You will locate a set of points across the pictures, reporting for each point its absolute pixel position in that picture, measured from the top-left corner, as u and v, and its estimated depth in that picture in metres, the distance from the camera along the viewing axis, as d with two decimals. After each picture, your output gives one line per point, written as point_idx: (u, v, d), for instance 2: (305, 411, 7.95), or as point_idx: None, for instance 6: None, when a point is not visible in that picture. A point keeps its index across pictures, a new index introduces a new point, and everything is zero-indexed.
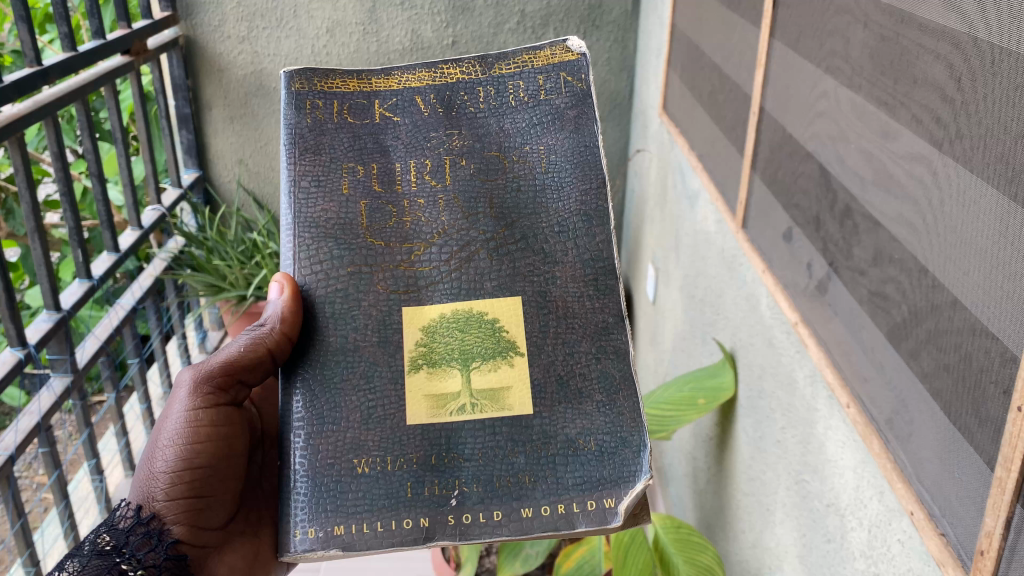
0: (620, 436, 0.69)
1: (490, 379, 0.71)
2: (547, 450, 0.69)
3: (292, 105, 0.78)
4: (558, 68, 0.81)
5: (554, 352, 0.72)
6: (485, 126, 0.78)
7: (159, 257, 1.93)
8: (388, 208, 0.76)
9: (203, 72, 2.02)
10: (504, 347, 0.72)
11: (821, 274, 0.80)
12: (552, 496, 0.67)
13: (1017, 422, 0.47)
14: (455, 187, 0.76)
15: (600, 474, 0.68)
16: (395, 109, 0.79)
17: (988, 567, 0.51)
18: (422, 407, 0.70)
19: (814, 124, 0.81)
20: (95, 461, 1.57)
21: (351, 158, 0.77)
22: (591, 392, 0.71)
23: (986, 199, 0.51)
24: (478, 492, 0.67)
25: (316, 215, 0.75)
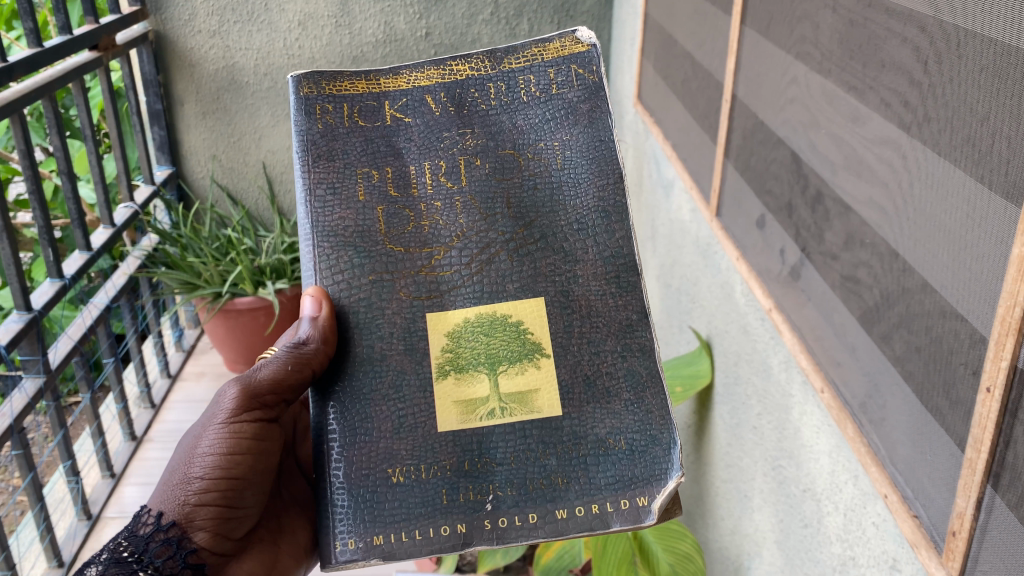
0: (650, 434, 0.68)
1: (518, 385, 0.69)
2: (578, 451, 0.67)
3: (301, 110, 0.75)
4: (568, 61, 0.78)
5: (579, 352, 0.70)
6: (497, 123, 0.76)
7: (132, 255, 1.92)
8: (405, 212, 0.73)
9: (174, 67, 1.99)
10: (530, 349, 0.70)
11: (794, 260, 0.80)
12: (587, 496, 0.66)
13: (987, 403, 0.48)
14: (471, 188, 0.74)
15: (632, 473, 0.67)
16: (406, 109, 0.77)
17: (959, 548, 0.51)
18: (452, 414, 0.69)
19: (785, 110, 0.81)
20: (70, 462, 1.55)
21: (364, 162, 0.75)
22: (620, 391, 0.69)
23: (953, 182, 0.51)
24: (512, 496, 0.66)
25: (332, 223, 0.72)
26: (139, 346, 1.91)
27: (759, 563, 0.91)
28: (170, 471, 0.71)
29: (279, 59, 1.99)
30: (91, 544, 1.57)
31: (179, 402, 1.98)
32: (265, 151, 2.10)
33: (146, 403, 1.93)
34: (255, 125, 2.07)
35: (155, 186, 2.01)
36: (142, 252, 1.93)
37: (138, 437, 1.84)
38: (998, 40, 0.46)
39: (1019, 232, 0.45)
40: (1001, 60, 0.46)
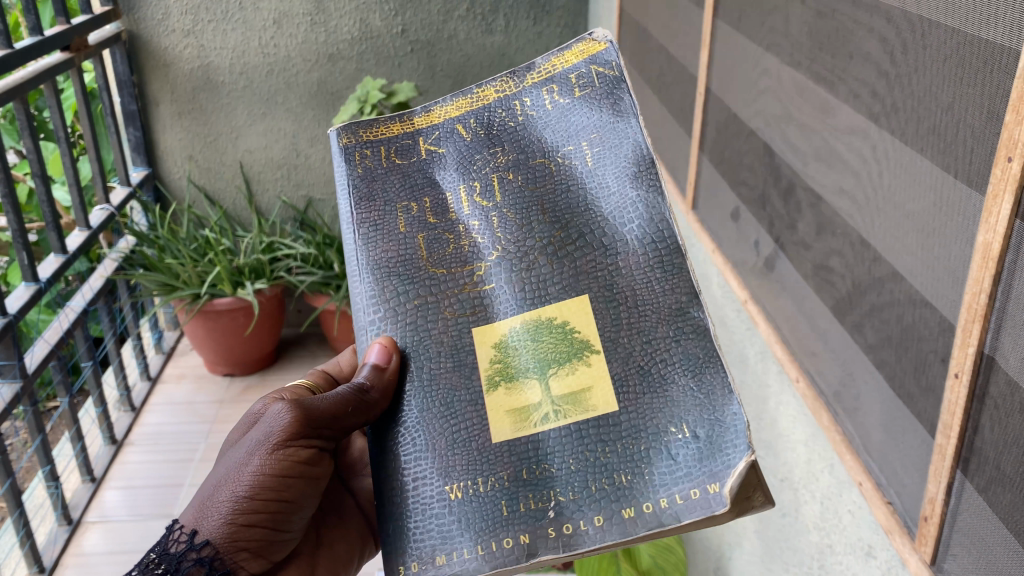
0: (712, 412, 0.47)
1: (563, 384, 0.51)
2: (636, 445, 0.48)
3: (338, 162, 0.61)
4: (588, 62, 0.58)
5: (631, 345, 0.51)
6: (524, 137, 0.58)
7: (109, 258, 1.90)
8: (446, 237, 0.57)
9: (149, 68, 1.97)
10: (576, 341, 0.52)
11: (768, 251, 0.81)
12: (643, 487, 0.47)
13: (955, 389, 0.48)
14: (504, 204, 0.56)
15: (699, 457, 0.46)
16: (439, 141, 0.60)
17: (931, 533, 0.52)
18: (505, 423, 0.51)
19: (758, 102, 0.82)
20: (49, 468, 1.54)
21: (403, 197, 0.59)
22: (675, 375, 0.49)
23: (919, 171, 0.52)
24: (574, 500, 0.48)
25: (373, 263, 0.57)
26: (118, 348, 1.90)
27: (739, 554, 0.91)
28: (211, 482, 0.60)
29: (255, 58, 1.98)
30: (71, 550, 1.55)
31: (160, 404, 1.97)
32: (241, 151, 2.09)
33: (126, 405, 1.92)
34: (231, 125, 2.05)
35: (130, 187, 1.99)
36: (120, 254, 1.91)
37: (118, 441, 1.83)
38: (960, 30, 0.47)
39: (983, 220, 0.45)
40: (964, 49, 0.47)
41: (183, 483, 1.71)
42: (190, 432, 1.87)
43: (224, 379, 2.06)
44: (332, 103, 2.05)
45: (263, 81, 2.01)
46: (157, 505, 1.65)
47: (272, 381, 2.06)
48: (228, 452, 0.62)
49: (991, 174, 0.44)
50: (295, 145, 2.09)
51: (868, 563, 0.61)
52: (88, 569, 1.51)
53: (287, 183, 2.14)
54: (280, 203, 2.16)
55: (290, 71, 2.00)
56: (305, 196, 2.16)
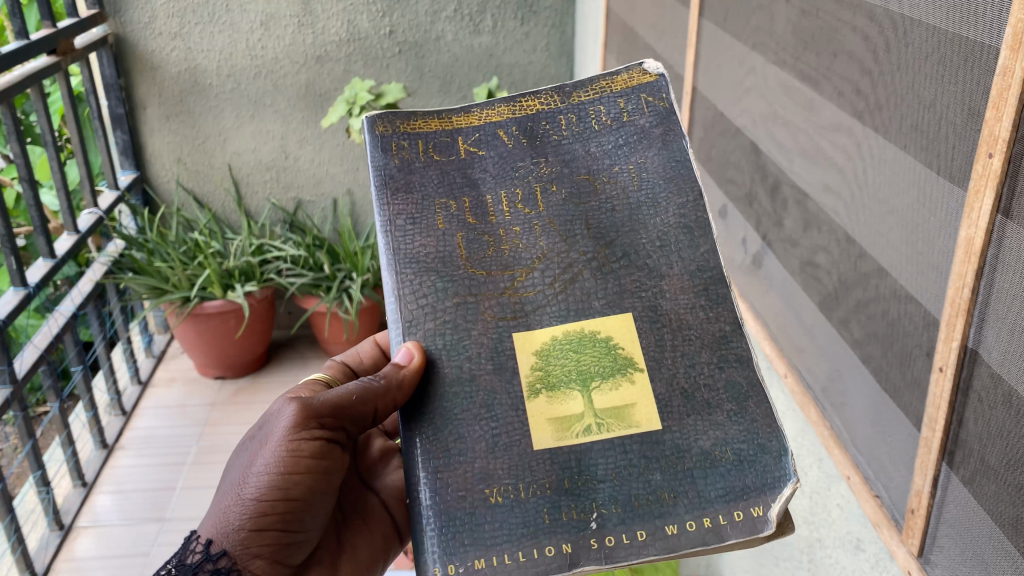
0: (758, 442, 0.50)
1: (611, 402, 0.52)
2: (682, 465, 0.50)
3: (374, 150, 0.60)
4: (636, 92, 0.62)
5: (673, 366, 0.53)
6: (569, 151, 0.60)
7: (98, 261, 1.90)
8: (485, 238, 0.57)
9: (135, 70, 1.97)
10: (622, 362, 0.53)
11: (755, 249, 0.81)
12: (693, 505, 0.49)
13: (940, 383, 0.49)
14: (550, 214, 0.58)
15: (742, 483, 0.49)
16: (479, 142, 0.61)
17: (918, 525, 0.52)
18: (546, 432, 0.52)
19: (744, 101, 0.82)
20: (40, 473, 1.53)
21: (442, 193, 0.59)
22: (720, 402, 0.51)
23: (902, 167, 0.52)
24: (619, 513, 0.49)
25: (412, 254, 0.56)
26: (107, 353, 1.89)
27: (730, 549, 0.92)
28: (223, 491, 0.59)
29: (242, 60, 1.98)
30: (63, 555, 1.55)
31: (151, 407, 1.97)
32: (230, 153, 2.08)
33: (117, 409, 1.91)
34: (219, 127, 2.05)
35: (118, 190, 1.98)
36: (109, 258, 1.90)
37: (109, 445, 1.82)
38: (940, 28, 0.48)
39: (965, 215, 0.46)
40: (944, 46, 0.47)
41: (175, 487, 1.71)
42: (182, 435, 1.86)
43: (215, 381, 2.05)
44: (321, 104, 2.05)
45: (251, 83, 2.00)
46: (149, 509, 1.65)
47: (264, 383, 2.06)
48: (239, 455, 0.62)
49: (972, 170, 0.45)
50: (284, 147, 2.09)
51: (857, 556, 0.62)
52: None
53: (277, 185, 2.14)
54: (269, 205, 2.15)
55: (278, 73, 2.00)
56: (294, 198, 2.16)
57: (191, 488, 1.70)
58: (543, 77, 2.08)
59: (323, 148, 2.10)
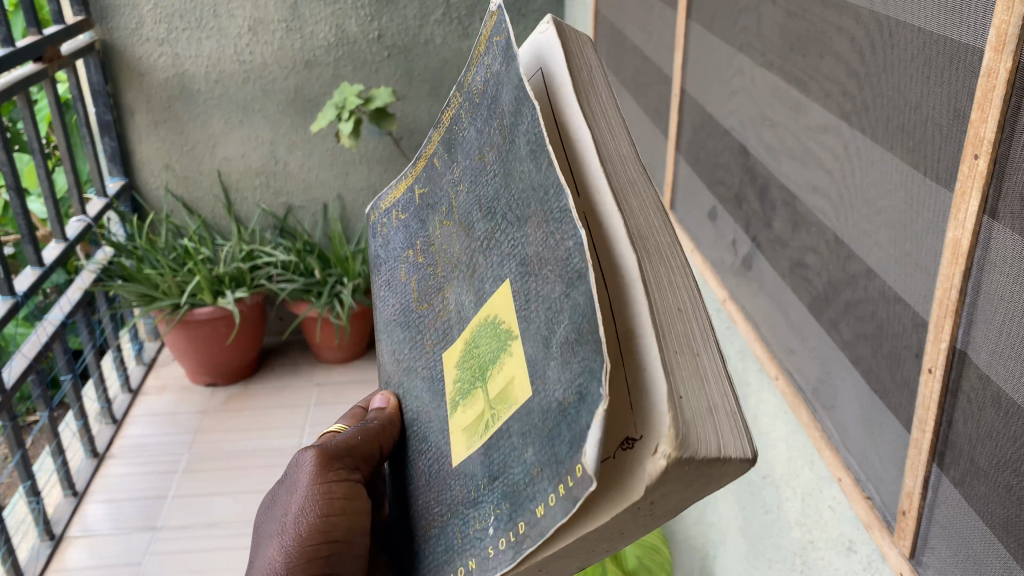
0: (587, 361, 0.29)
1: (499, 385, 0.38)
2: (545, 427, 0.32)
3: (371, 237, 0.60)
4: (490, 41, 0.43)
5: (536, 313, 0.35)
6: (461, 140, 0.46)
7: (87, 269, 1.88)
8: (428, 273, 0.50)
9: (123, 77, 1.96)
10: (503, 334, 0.38)
11: (745, 250, 0.81)
12: (543, 481, 0.31)
13: (929, 384, 0.49)
14: (456, 223, 0.45)
15: (576, 429, 0.29)
16: (419, 179, 0.52)
17: (909, 526, 0.52)
18: (462, 443, 0.41)
19: (732, 102, 0.82)
20: (31, 483, 1.52)
21: (405, 246, 0.54)
22: (566, 335, 0.31)
23: (890, 169, 0.52)
24: (494, 515, 0.35)
25: (393, 320, 0.55)
26: (97, 361, 1.88)
27: (723, 552, 0.92)
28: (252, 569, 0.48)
29: (231, 65, 1.97)
30: (55, 565, 1.54)
31: (142, 416, 1.95)
32: (219, 159, 2.08)
33: (108, 418, 1.90)
34: (208, 133, 2.04)
35: (107, 197, 1.98)
36: (98, 266, 1.89)
37: (99, 454, 1.81)
38: (925, 29, 0.48)
39: (952, 216, 0.45)
40: (930, 47, 0.47)
41: (168, 495, 1.70)
42: (173, 444, 1.85)
43: (206, 388, 2.05)
44: (310, 110, 2.04)
45: (239, 89, 2.00)
46: (142, 518, 1.64)
47: (255, 389, 2.05)
48: (261, 523, 0.52)
49: (958, 171, 0.45)
50: (273, 152, 2.09)
51: (850, 558, 0.62)
52: None
53: (266, 190, 2.13)
54: (259, 211, 2.15)
55: (266, 78, 1.99)
56: (284, 204, 2.15)
57: (183, 497, 1.70)
58: None
59: (312, 153, 2.10)
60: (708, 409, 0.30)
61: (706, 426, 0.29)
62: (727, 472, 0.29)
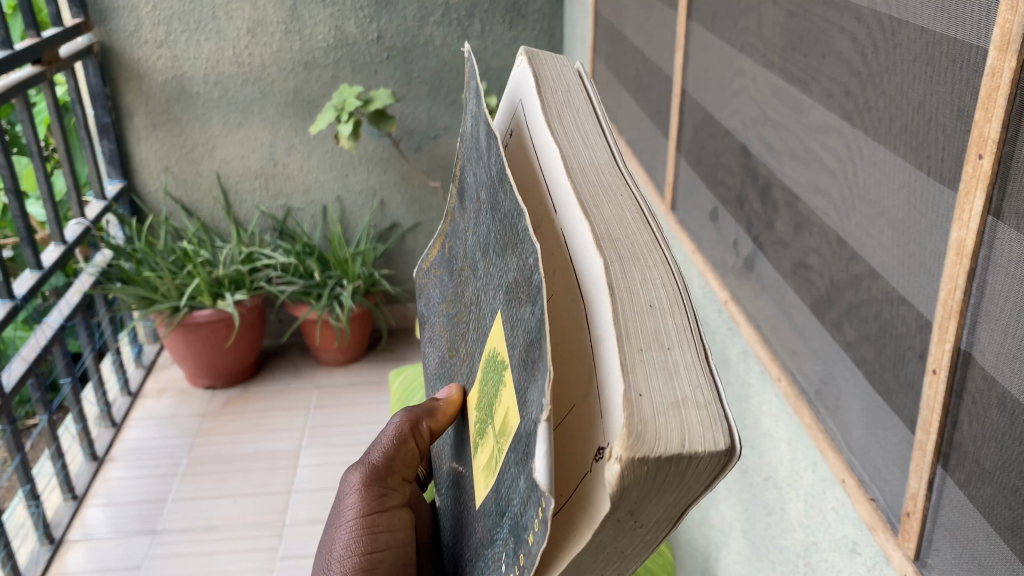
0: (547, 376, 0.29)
1: (499, 417, 0.37)
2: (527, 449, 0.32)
3: (423, 311, 0.64)
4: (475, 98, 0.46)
5: (515, 337, 0.35)
6: (465, 192, 0.48)
7: (86, 272, 1.88)
8: (455, 324, 0.51)
9: (122, 79, 1.96)
10: (498, 365, 0.38)
11: (746, 251, 0.81)
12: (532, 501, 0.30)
13: (934, 385, 0.48)
14: (466, 267, 0.47)
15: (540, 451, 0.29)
16: (447, 238, 0.55)
17: (914, 528, 0.52)
18: (482, 480, 0.41)
19: (733, 102, 0.82)
20: (30, 486, 1.52)
21: (444, 307, 0.56)
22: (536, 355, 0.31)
23: (893, 169, 0.52)
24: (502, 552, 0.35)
25: (440, 378, 0.57)
26: (96, 364, 1.88)
27: (726, 553, 0.92)
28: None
29: (229, 67, 1.97)
30: (54, 569, 1.53)
31: (141, 419, 1.95)
32: (218, 161, 2.07)
33: (106, 421, 1.90)
34: (207, 135, 2.04)
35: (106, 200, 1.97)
36: (97, 268, 1.88)
37: (99, 457, 1.81)
38: (927, 29, 0.47)
39: (956, 216, 0.45)
40: (933, 47, 0.47)
41: (168, 498, 1.70)
42: (173, 447, 1.85)
43: (205, 391, 2.05)
44: (309, 111, 2.04)
45: (238, 90, 2.00)
46: (142, 521, 1.64)
47: (255, 392, 2.05)
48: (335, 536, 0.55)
49: (962, 171, 0.45)
50: (272, 154, 2.08)
51: (853, 560, 0.62)
52: None
53: (265, 192, 2.13)
54: (259, 213, 2.15)
55: (265, 79, 1.99)
56: (283, 205, 2.15)
57: (183, 500, 1.69)
58: None
59: (312, 155, 2.09)
60: (672, 404, 0.28)
61: (670, 425, 0.28)
62: (696, 468, 0.27)
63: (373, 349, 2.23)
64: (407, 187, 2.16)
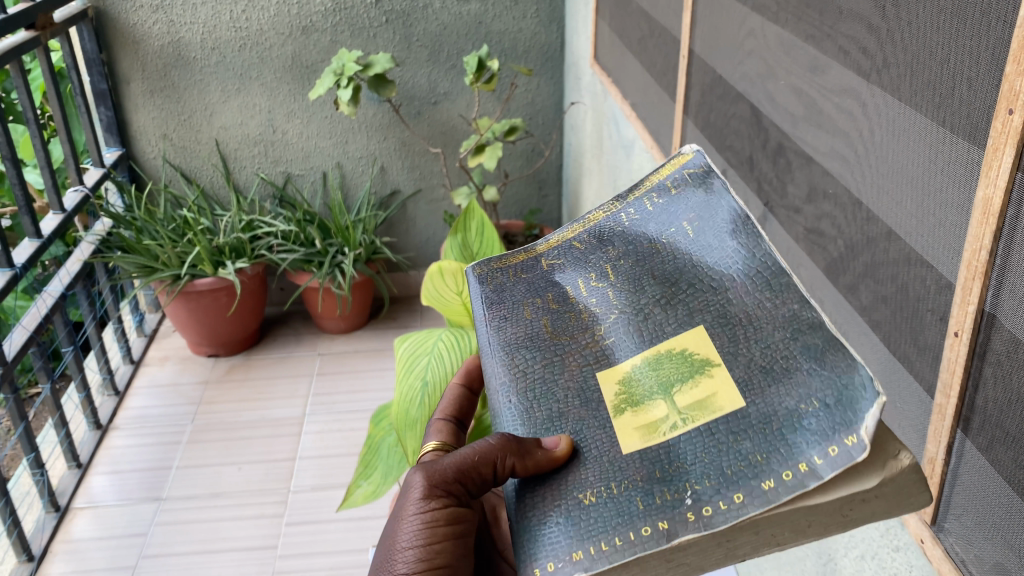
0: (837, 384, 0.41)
1: (698, 394, 0.46)
2: (774, 427, 0.42)
3: (476, 284, 0.62)
4: (680, 171, 0.57)
5: (748, 350, 0.45)
6: (629, 237, 0.57)
7: (86, 240, 1.86)
8: (566, 314, 0.56)
9: (117, 45, 1.92)
10: (698, 363, 0.47)
11: (756, 214, 0.80)
12: (776, 463, 0.41)
13: (955, 348, 0.47)
14: (616, 283, 0.55)
15: (833, 423, 0.40)
16: (556, 259, 0.60)
17: (931, 492, 0.51)
18: (633, 436, 0.47)
19: (743, 63, 0.80)
20: (34, 456, 1.51)
21: (528, 295, 0.59)
22: (796, 366, 0.43)
23: (914, 127, 0.51)
24: (712, 486, 0.42)
25: (509, 341, 0.56)
26: (98, 333, 1.87)
27: None
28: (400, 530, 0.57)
29: (226, 33, 1.94)
30: (60, 537, 1.54)
31: (145, 387, 1.95)
32: (216, 128, 2.05)
33: (110, 389, 1.90)
34: (205, 102, 2.01)
35: (104, 168, 1.95)
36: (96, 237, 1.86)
37: (103, 425, 1.81)
38: None
39: (983, 174, 0.44)
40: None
41: (171, 466, 1.70)
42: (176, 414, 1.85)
43: (208, 359, 2.05)
44: (307, 77, 2.01)
45: (235, 56, 1.97)
46: (146, 489, 1.64)
47: (258, 359, 2.06)
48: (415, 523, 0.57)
49: (991, 127, 0.43)
50: (271, 121, 2.06)
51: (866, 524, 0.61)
52: (78, 556, 1.49)
53: (265, 159, 2.11)
54: (258, 179, 2.13)
55: (263, 44, 1.96)
56: (283, 172, 2.13)
57: (187, 467, 1.70)
58: (533, 44, 2.04)
59: (310, 121, 2.07)
60: None
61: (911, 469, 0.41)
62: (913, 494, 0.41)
63: (377, 317, 2.24)
64: (408, 153, 2.14)
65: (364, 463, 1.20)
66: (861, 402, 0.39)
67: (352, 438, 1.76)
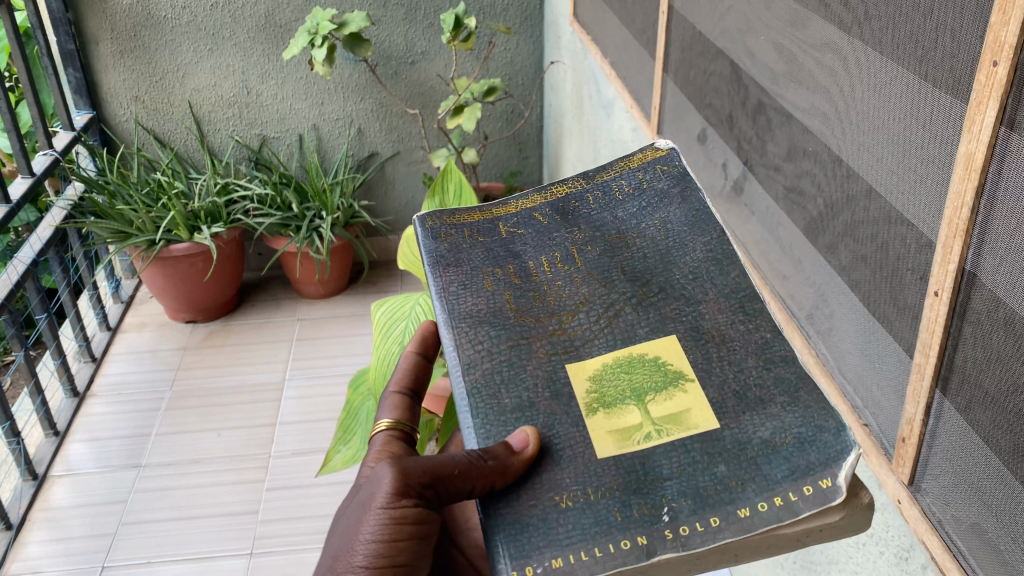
0: (815, 424, 0.45)
1: (670, 409, 0.48)
2: (749, 453, 0.45)
3: (426, 239, 0.58)
4: (653, 164, 0.61)
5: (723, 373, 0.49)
6: (599, 220, 0.58)
7: (58, 206, 1.82)
8: (532, 292, 0.54)
9: (84, 3, 1.86)
10: (671, 375, 0.49)
11: (735, 174, 0.79)
12: (753, 491, 0.44)
13: (935, 308, 0.47)
14: (587, 266, 0.55)
15: (807, 461, 0.44)
16: (517, 226, 0.59)
17: (909, 453, 0.51)
18: (608, 440, 0.47)
19: (723, 19, 0.78)
20: (10, 424, 1.49)
21: (486, 262, 0.56)
22: (772, 397, 0.47)
23: (896, 81, 0.49)
24: (688, 505, 0.44)
25: (465, 312, 0.53)
26: (73, 300, 1.85)
27: None
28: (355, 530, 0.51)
29: None
30: (38, 505, 1.52)
31: (122, 353, 1.93)
32: (189, 90, 2.01)
33: (87, 356, 1.87)
34: (177, 63, 1.97)
35: (74, 131, 1.90)
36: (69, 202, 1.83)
37: (81, 392, 1.79)
38: None
39: (966, 128, 0.43)
40: None
41: (151, 433, 1.69)
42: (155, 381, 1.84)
43: (186, 326, 2.03)
44: (282, 36, 1.97)
45: (207, 15, 1.92)
46: (125, 456, 1.63)
47: (236, 325, 2.04)
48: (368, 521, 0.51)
49: (974, 80, 0.42)
50: (245, 81, 2.02)
51: None
52: (57, 524, 1.48)
53: (240, 122, 2.07)
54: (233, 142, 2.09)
55: (235, 3, 1.91)
56: (259, 134, 2.09)
57: (166, 434, 1.68)
58: (512, 2, 2.00)
59: (286, 82, 2.03)
60: None
61: None
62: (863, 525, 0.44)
63: (357, 282, 2.22)
64: (386, 115, 2.11)
65: (343, 429, 1.19)
66: (835, 449, 0.44)
67: (333, 403, 1.75)
